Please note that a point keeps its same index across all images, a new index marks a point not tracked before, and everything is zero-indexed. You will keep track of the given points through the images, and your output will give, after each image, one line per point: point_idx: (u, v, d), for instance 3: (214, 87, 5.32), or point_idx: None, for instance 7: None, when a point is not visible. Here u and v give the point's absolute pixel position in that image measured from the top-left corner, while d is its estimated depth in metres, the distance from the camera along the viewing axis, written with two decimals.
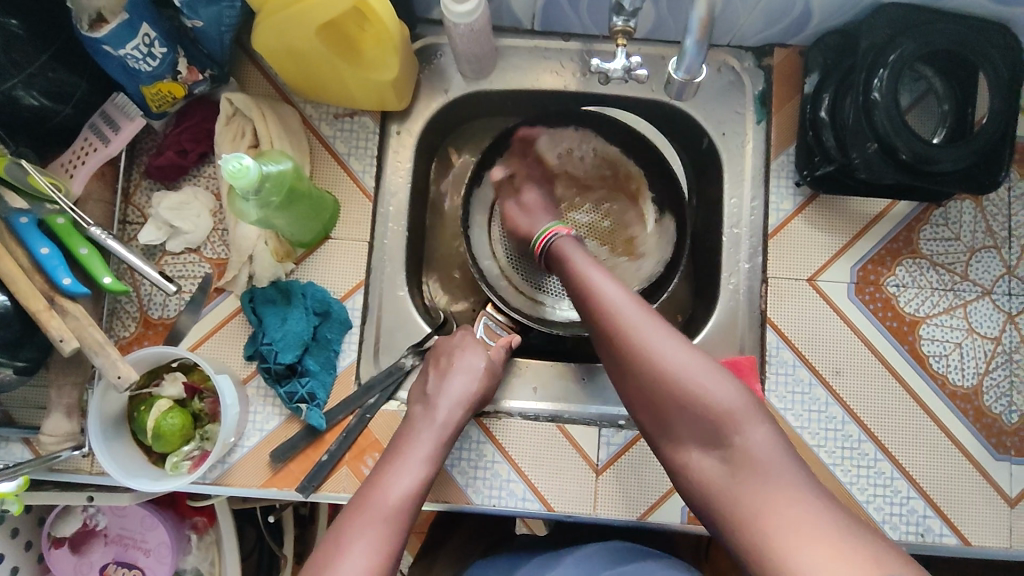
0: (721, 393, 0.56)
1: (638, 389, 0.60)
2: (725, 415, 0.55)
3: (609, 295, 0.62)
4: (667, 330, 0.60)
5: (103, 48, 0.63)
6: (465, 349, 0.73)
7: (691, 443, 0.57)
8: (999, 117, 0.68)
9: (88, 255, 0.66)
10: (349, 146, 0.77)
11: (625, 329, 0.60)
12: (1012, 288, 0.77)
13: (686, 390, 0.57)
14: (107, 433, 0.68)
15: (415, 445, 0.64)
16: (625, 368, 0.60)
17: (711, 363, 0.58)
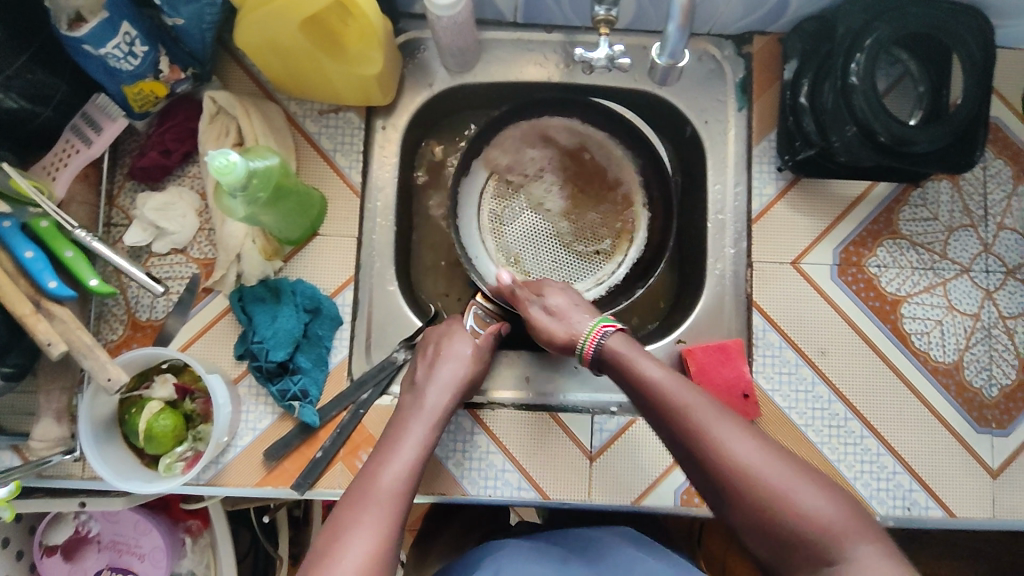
0: (823, 510, 0.51)
1: (732, 509, 0.54)
2: (831, 534, 0.50)
3: (687, 402, 0.58)
4: (756, 440, 0.55)
5: (83, 48, 0.62)
6: (453, 335, 0.73)
7: (802, 565, 0.51)
8: (972, 98, 0.70)
9: (74, 258, 0.66)
10: (335, 142, 0.77)
11: (712, 442, 0.55)
12: (989, 265, 0.79)
13: (784, 508, 0.51)
14: (98, 436, 0.68)
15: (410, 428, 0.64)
16: (714, 485, 0.55)
17: (807, 476, 0.53)
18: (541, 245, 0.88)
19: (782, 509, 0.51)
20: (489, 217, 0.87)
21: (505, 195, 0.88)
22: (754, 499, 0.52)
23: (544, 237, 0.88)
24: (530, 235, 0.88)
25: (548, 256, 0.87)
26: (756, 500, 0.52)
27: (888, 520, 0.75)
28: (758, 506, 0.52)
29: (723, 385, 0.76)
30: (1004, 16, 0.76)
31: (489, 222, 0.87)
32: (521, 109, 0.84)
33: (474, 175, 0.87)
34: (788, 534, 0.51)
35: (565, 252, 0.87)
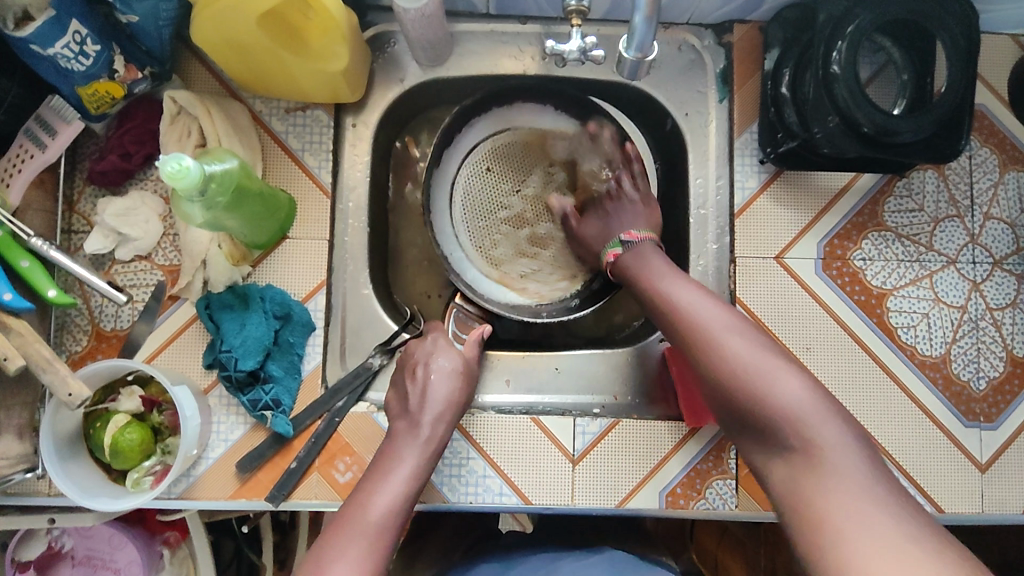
0: (793, 393, 0.52)
1: (714, 392, 0.57)
2: (793, 416, 0.51)
3: (683, 300, 0.61)
4: (745, 332, 0.57)
5: (31, 48, 0.59)
6: (439, 352, 0.71)
7: (762, 442, 0.54)
8: (957, 85, 0.68)
9: (31, 269, 0.63)
10: (303, 141, 0.75)
11: (695, 327, 0.59)
12: (976, 256, 0.78)
13: (756, 391, 0.53)
14: (62, 453, 0.65)
15: (404, 460, 0.62)
16: (702, 372, 0.58)
17: (788, 364, 0.54)
18: (520, 241, 0.85)
19: (754, 391, 0.53)
20: (465, 214, 0.84)
21: (482, 180, 0.85)
22: (730, 383, 0.55)
23: (522, 232, 0.85)
24: (508, 230, 0.85)
25: (527, 251, 0.85)
26: (732, 383, 0.55)
27: None
28: (733, 388, 0.55)
29: None
30: (988, 1, 0.74)
31: (465, 218, 0.85)
32: (492, 98, 0.81)
33: (447, 168, 0.83)
34: (756, 414, 0.53)
35: (545, 246, 0.85)
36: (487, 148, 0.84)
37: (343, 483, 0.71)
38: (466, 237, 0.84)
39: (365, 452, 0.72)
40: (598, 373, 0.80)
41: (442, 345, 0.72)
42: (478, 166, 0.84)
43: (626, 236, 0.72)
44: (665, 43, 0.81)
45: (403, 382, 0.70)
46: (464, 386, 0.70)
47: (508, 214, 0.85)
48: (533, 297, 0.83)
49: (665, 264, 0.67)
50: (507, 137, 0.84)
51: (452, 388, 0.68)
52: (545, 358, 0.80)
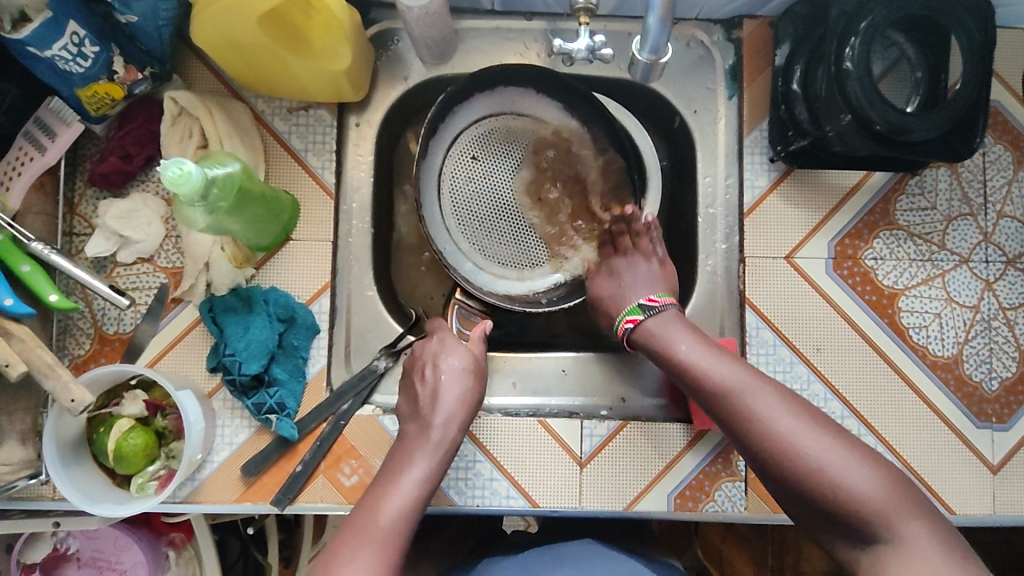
0: (868, 485, 0.50)
1: (776, 481, 0.54)
2: (875, 512, 0.49)
3: (729, 381, 0.58)
4: (796, 413, 0.54)
5: (28, 50, 0.58)
6: (448, 351, 0.69)
7: (840, 534, 0.52)
8: (972, 83, 0.66)
9: (31, 273, 0.62)
10: (306, 141, 0.73)
11: (751, 416, 0.55)
12: (989, 255, 0.77)
13: (829, 485, 0.51)
14: (66, 458, 0.65)
15: (415, 463, 0.61)
16: (758, 461, 0.55)
17: (851, 448, 0.52)
18: (514, 231, 0.82)
19: (825, 484, 0.51)
20: (454, 206, 0.81)
21: (471, 171, 0.81)
22: (798, 476, 0.52)
23: (515, 222, 0.81)
24: (500, 221, 0.81)
25: (520, 240, 0.82)
26: (801, 476, 0.52)
27: None
28: (801, 482, 0.52)
29: None
30: None
31: (455, 213, 0.81)
32: (475, 84, 0.77)
33: (432, 161, 0.80)
34: (831, 509, 0.51)
35: (538, 234, 0.82)
36: (472, 136, 0.81)
37: (349, 486, 0.70)
38: (458, 232, 0.81)
39: (370, 455, 0.71)
40: (604, 375, 0.79)
41: (450, 343, 0.70)
42: (466, 157, 0.81)
43: (649, 301, 0.68)
44: (673, 40, 0.79)
45: (413, 384, 0.69)
46: (474, 386, 0.68)
47: (500, 205, 0.81)
48: (528, 284, 0.82)
49: (694, 340, 0.63)
50: (491, 125, 0.81)
51: (462, 388, 0.67)
52: (551, 359, 0.80)
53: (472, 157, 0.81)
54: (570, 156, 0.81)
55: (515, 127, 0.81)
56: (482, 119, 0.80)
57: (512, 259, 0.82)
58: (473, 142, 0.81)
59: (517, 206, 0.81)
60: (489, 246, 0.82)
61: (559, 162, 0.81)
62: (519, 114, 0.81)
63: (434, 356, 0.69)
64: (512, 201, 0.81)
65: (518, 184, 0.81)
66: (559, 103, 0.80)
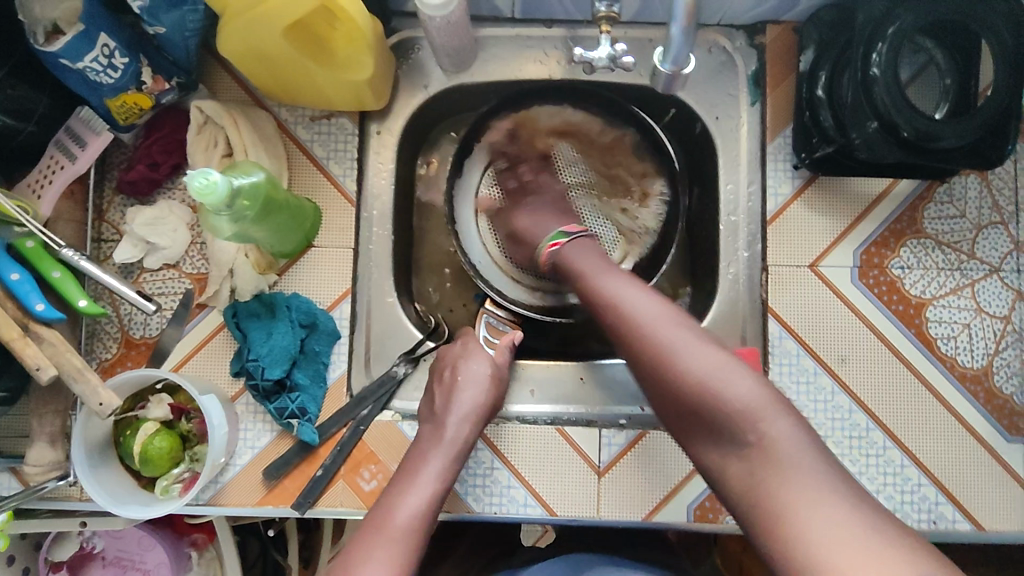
0: (745, 390, 0.52)
1: (660, 390, 0.56)
2: (748, 411, 0.51)
3: (623, 299, 0.60)
4: (688, 328, 0.57)
5: (60, 62, 0.59)
6: (469, 356, 0.71)
7: (716, 441, 0.53)
8: (1003, 89, 0.65)
9: (62, 279, 0.64)
10: (328, 149, 0.74)
11: (645, 333, 0.57)
12: (1021, 264, 0.75)
13: (710, 393, 0.53)
14: (93, 459, 0.66)
15: (429, 462, 0.62)
16: (644, 372, 0.57)
17: (731, 359, 0.55)
18: None
19: (701, 393, 0.53)
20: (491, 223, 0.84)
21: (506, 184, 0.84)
22: (680, 384, 0.54)
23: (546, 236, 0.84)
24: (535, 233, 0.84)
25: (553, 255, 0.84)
26: (681, 386, 0.54)
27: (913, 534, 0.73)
28: (682, 391, 0.54)
29: None
30: None
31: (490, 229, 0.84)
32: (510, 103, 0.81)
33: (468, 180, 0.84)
34: (707, 415, 0.53)
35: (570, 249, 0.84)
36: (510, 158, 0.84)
37: (368, 491, 0.71)
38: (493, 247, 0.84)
39: (390, 460, 0.72)
40: (624, 382, 0.78)
41: (472, 347, 0.72)
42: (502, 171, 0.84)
43: (568, 229, 0.71)
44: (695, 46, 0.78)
45: (433, 386, 0.71)
46: (492, 390, 0.69)
47: None
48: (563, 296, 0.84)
49: (606, 265, 0.65)
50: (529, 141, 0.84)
51: (482, 392, 0.68)
52: (570, 368, 0.79)
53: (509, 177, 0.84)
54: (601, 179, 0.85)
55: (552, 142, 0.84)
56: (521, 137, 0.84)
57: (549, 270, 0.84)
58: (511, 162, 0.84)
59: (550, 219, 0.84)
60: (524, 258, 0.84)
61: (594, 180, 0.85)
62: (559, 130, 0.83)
63: (458, 369, 0.69)
64: None
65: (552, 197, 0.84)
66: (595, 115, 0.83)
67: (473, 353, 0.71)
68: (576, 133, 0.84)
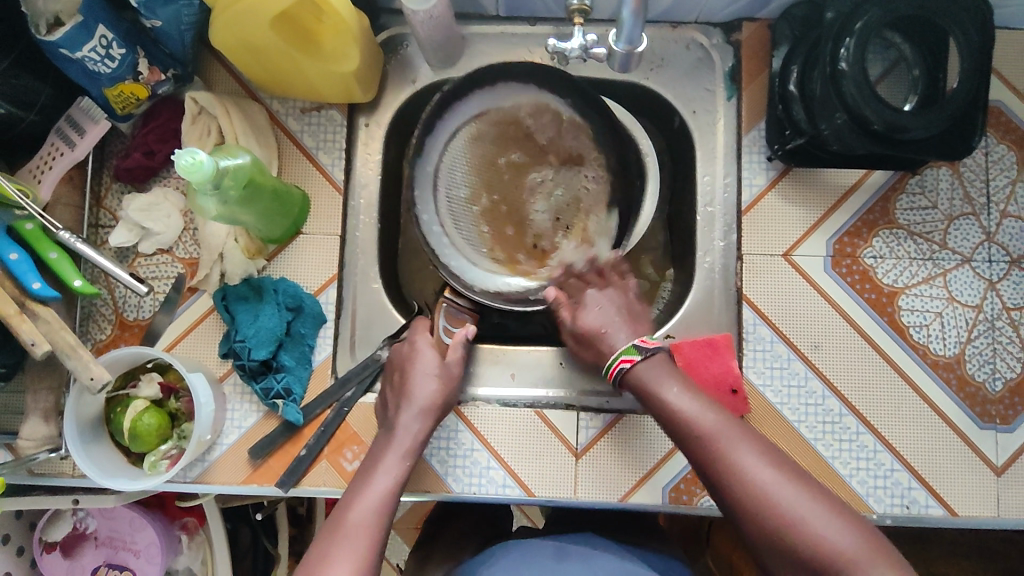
0: (843, 538, 0.51)
1: (754, 532, 0.54)
2: (851, 561, 0.50)
3: (712, 429, 0.58)
4: (776, 465, 0.56)
5: (60, 52, 0.62)
6: (417, 355, 0.72)
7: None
8: (969, 81, 0.66)
9: (59, 260, 0.67)
10: (317, 139, 0.77)
11: (738, 470, 0.55)
12: (992, 254, 0.77)
13: (810, 538, 0.51)
14: (84, 436, 0.69)
15: (383, 466, 0.64)
16: (734, 510, 0.55)
17: (825, 503, 0.53)
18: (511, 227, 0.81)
19: (801, 538, 0.52)
20: (449, 205, 0.80)
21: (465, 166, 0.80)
22: (778, 530, 0.53)
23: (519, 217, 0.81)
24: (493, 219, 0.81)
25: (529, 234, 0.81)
26: (777, 528, 0.53)
27: (886, 519, 0.74)
28: (777, 533, 0.52)
29: (711, 380, 0.74)
30: None
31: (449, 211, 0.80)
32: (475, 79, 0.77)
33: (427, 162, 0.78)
34: (808, 561, 0.51)
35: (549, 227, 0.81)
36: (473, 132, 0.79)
37: (351, 471, 0.73)
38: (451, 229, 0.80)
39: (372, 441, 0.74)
40: None
41: (421, 348, 0.72)
42: (462, 151, 0.80)
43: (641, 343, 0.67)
44: (674, 42, 0.80)
45: (388, 385, 0.72)
46: (444, 389, 0.71)
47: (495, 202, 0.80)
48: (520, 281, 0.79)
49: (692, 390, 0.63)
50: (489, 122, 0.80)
51: (435, 391, 0.70)
52: (551, 352, 0.80)
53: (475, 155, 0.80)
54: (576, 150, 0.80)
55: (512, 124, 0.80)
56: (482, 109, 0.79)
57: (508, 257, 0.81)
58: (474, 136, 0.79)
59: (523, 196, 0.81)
60: (481, 244, 0.81)
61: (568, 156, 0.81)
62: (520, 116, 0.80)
63: (407, 368, 0.71)
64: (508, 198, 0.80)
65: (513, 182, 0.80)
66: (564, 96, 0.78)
67: (421, 350, 0.72)
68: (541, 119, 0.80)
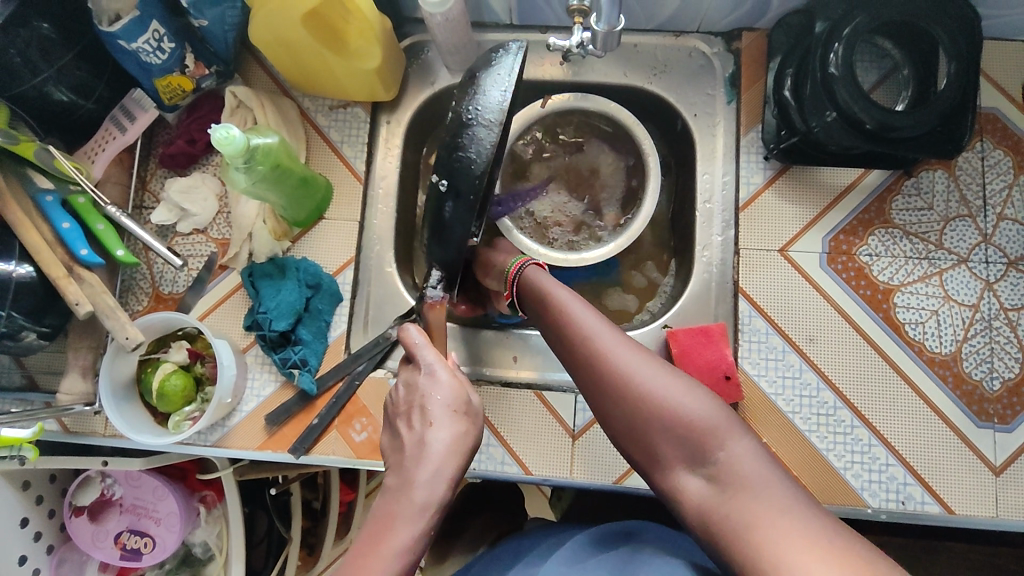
0: (697, 409, 0.57)
1: (620, 417, 0.60)
2: (706, 430, 0.56)
3: (584, 322, 0.63)
4: (639, 355, 0.61)
5: (118, 43, 0.70)
6: (435, 389, 0.58)
7: (679, 464, 0.57)
8: (957, 84, 0.70)
9: (105, 231, 0.74)
10: (343, 134, 0.84)
11: (604, 358, 0.60)
12: (989, 255, 0.78)
13: (668, 413, 0.57)
14: (118, 395, 0.74)
15: (397, 531, 0.49)
16: (602, 398, 0.61)
17: (682, 382, 0.59)
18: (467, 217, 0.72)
19: (662, 413, 0.57)
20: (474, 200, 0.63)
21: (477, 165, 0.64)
22: (642, 407, 0.58)
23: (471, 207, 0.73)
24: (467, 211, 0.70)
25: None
26: (640, 407, 0.58)
27: (881, 514, 0.74)
28: (640, 410, 0.58)
29: (705, 367, 0.77)
30: (996, 5, 0.75)
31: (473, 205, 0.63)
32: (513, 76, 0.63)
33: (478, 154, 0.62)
34: (670, 433, 0.57)
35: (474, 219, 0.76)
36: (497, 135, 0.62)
37: (359, 441, 0.77)
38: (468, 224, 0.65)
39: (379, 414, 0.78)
40: None
41: (442, 380, 0.58)
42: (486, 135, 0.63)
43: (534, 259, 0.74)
44: (676, 51, 0.86)
45: (399, 429, 0.58)
46: (472, 427, 0.57)
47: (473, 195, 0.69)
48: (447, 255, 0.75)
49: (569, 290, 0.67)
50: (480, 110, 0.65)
51: (460, 431, 0.55)
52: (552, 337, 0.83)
53: (452, 149, 0.63)
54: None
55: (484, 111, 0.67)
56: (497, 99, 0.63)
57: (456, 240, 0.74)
58: (491, 135, 0.62)
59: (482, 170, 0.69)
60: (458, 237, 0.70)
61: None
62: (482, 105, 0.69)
63: (427, 406, 0.57)
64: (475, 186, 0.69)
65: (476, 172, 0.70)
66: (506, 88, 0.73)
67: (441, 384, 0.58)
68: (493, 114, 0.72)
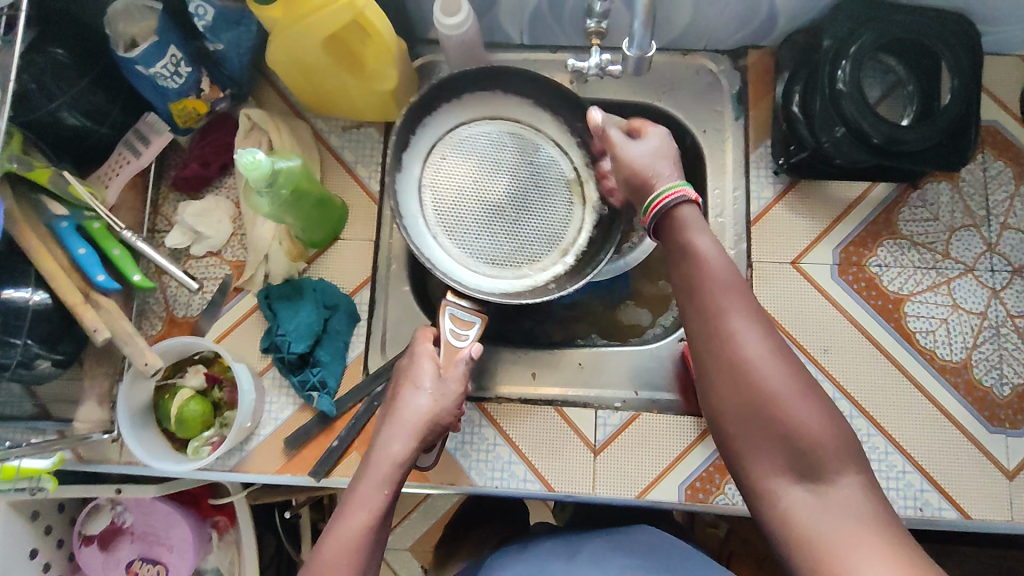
0: (820, 426, 0.52)
1: (730, 399, 0.54)
2: (824, 450, 0.51)
3: (718, 293, 0.55)
4: (771, 342, 0.54)
5: (135, 68, 0.70)
6: (417, 365, 0.65)
7: (779, 471, 0.52)
8: (960, 98, 0.72)
9: (120, 256, 0.74)
10: (357, 154, 0.84)
11: (732, 337, 0.54)
12: (994, 264, 0.80)
13: (790, 417, 0.52)
14: (135, 422, 0.74)
15: (365, 488, 0.58)
16: (717, 375, 0.55)
17: (812, 391, 0.53)
18: (501, 232, 0.79)
19: (784, 416, 0.52)
20: (444, 222, 0.78)
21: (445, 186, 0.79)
22: (762, 400, 0.53)
23: (508, 224, 0.79)
24: (483, 225, 0.79)
25: (541, 233, 0.80)
26: (762, 399, 0.53)
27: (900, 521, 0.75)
28: (761, 402, 0.53)
29: None
30: (994, 22, 0.78)
31: (446, 227, 0.78)
32: (441, 94, 0.77)
33: (409, 173, 0.78)
34: (786, 438, 0.52)
35: (535, 241, 0.79)
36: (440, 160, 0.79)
37: None
38: (447, 241, 0.78)
39: None
40: (623, 369, 0.83)
41: (421, 357, 0.66)
42: (441, 162, 0.79)
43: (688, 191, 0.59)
44: (684, 68, 0.87)
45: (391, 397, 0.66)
46: (443, 404, 0.63)
47: (484, 209, 0.79)
48: (529, 280, 0.79)
49: (715, 246, 0.57)
50: (453, 137, 0.80)
51: (429, 404, 0.62)
52: (570, 354, 0.83)
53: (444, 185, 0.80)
54: (544, 142, 0.81)
55: (480, 137, 0.80)
56: (458, 129, 0.80)
57: (529, 254, 0.79)
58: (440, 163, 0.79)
59: (517, 200, 0.79)
60: (493, 249, 0.79)
61: (536, 143, 0.81)
62: (481, 134, 0.80)
63: (409, 378, 0.65)
64: (491, 198, 0.79)
65: (490, 188, 0.79)
66: (547, 109, 0.81)
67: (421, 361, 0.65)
68: (523, 134, 0.81)
